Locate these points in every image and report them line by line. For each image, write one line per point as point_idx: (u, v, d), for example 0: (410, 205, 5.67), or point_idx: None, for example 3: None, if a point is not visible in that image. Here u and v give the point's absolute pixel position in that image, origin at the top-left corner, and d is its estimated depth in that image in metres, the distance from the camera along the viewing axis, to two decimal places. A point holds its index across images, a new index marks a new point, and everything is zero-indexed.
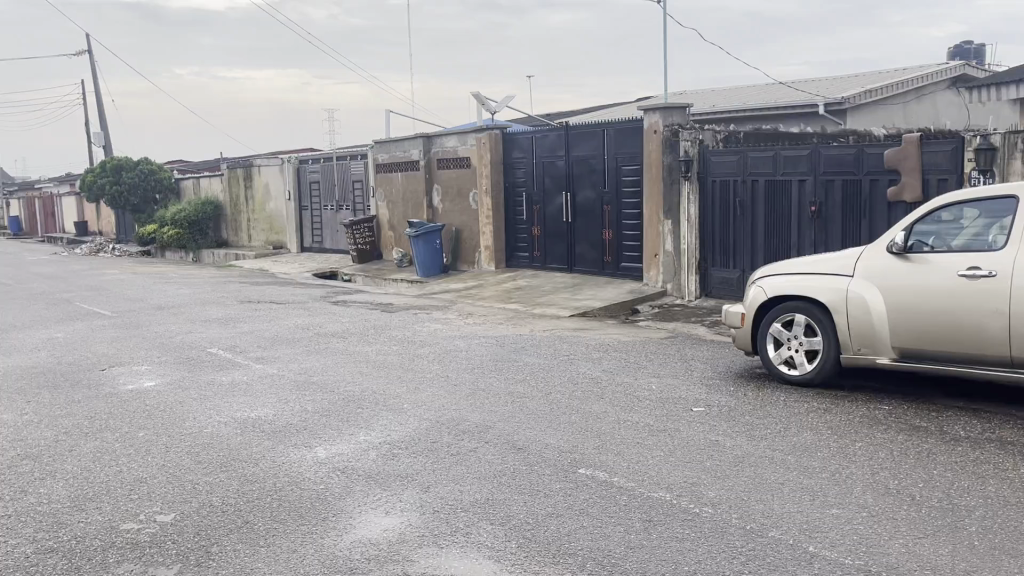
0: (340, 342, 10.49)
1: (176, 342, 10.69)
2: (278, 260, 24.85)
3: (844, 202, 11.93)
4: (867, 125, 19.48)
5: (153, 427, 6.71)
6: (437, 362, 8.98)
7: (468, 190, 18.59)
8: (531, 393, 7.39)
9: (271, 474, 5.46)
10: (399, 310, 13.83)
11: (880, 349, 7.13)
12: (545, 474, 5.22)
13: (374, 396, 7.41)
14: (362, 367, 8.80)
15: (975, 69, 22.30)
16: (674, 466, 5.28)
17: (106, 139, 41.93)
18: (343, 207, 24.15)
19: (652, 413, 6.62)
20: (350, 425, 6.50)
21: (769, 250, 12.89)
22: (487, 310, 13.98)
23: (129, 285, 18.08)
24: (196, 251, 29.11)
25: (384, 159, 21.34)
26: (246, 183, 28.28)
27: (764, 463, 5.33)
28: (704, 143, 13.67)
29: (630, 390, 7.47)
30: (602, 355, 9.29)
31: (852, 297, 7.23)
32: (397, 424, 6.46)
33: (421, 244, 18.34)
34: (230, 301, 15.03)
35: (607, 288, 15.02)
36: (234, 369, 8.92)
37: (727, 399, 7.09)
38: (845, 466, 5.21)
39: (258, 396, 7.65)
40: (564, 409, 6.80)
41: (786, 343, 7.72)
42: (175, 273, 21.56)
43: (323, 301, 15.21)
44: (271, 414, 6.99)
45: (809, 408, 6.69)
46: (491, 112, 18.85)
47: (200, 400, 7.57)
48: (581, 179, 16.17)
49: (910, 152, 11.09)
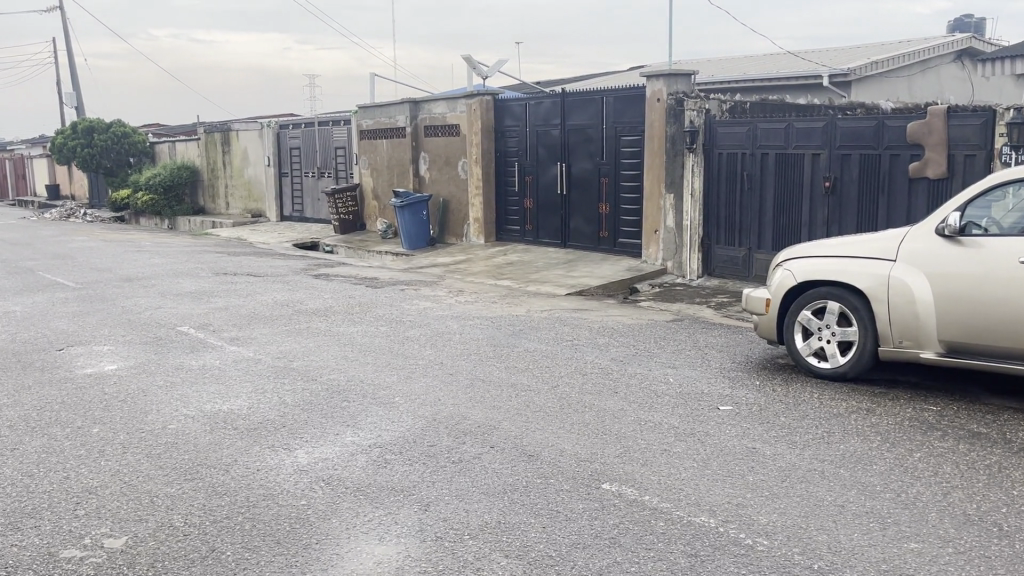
0: (323, 321, 9.67)
1: (143, 318, 9.82)
2: (258, 229, 23.90)
3: (862, 178, 11.21)
4: (873, 97, 18.75)
5: (110, 422, 5.89)
6: (430, 346, 8.23)
7: (457, 158, 17.70)
8: (537, 385, 6.64)
9: (244, 485, 4.69)
10: (386, 285, 13.01)
11: (925, 343, 6.45)
12: (564, 490, 4.48)
13: (361, 387, 6.63)
14: (347, 351, 8.02)
15: (980, 40, 21.55)
16: (713, 482, 4.57)
17: (79, 101, 40.50)
18: (325, 174, 23.15)
19: (674, 412, 5.91)
20: (336, 423, 5.72)
21: (779, 228, 12.17)
22: (478, 287, 13.19)
23: (98, 254, 17.10)
24: (171, 218, 28.08)
25: (369, 125, 20.35)
26: (223, 147, 27.16)
27: (815, 478, 4.63)
28: (709, 113, 12.86)
29: (647, 383, 6.72)
30: (608, 340, 8.55)
31: (894, 285, 6.52)
32: (388, 423, 5.69)
33: (407, 215, 17.47)
34: (205, 273, 14.15)
35: (604, 265, 14.25)
36: (205, 352, 8.09)
37: (756, 396, 6.38)
38: (911, 485, 4.53)
39: (231, 384, 6.85)
40: (575, 405, 6.06)
41: (816, 333, 7.02)
42: (147, 241, 20.56)
43: (303, 275, 14.32)
44: (246, 407, 6.19)
45: (849, 408, 5.99)
46: (482, 76, 17.90)
47: (166, 389, 6.75)
48: (577, 149, 15.33)
49: (935, 125, 10.38)
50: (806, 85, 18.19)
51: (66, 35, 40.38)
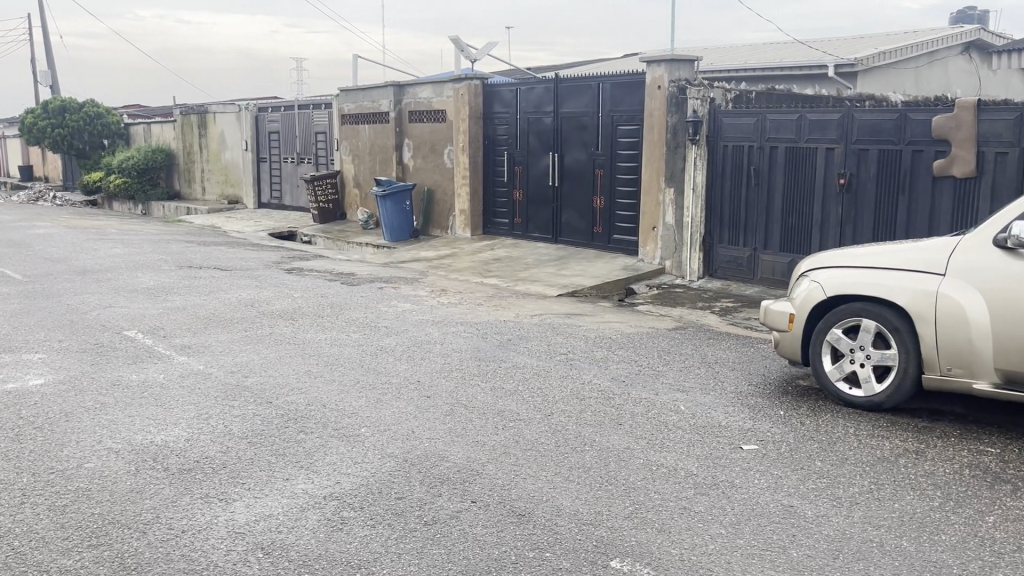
0: (288, 326, 8.69)
1: (87, 320, 8.79)
2: (233, 216, 22.83)
3: (880, 175, 10.30)
4: (879, 90, 17.87)
5: (15, 460, 4.89)
6: (406, 359, 7.29)
7: (443, 145, 16.71)
8: (527, 414, 5.70)
9: (163, 555, 3.75)
10: (363, 283, 12.03)
11: (978, 372, 5.56)
12: (562, 571, 3.56)
13: (322, 414, 5.68)
14: (312, 365, 7.05)
15: (990, 32, 20.67)
16: (749, 561, 3.66)
17: (54, 80, 39.12)
18: (305, 160, 22.08)
19: (691, 453, 5.00)
20: (287, 465, 4.78)
21: (787, 228, 11.25)
22: (462, 286, 12.22)
23: (57, 241, 16.00)
24: (144, 203, 26.92)
25: (350, 109, 19.33)
26: (199, 130, 26.02)
27: (875, 554, 3.73)
28: (714, 102, 11.92)
29: (656, 412, 5.80)
30: (606, 354, 7.63)
31: (943, 303, 5.63)
32: (351, 465, 4.76)
33: (389, 205, 16.50)
34: (168, 266, 13.09)
35: (598, 263, 13.34)
36: (149, 364, 7.09)
37: (783, 431, 5.47)
38: (995, 566, 3.63)
39: (171, 407, 5.87)
40: (572, 442, 5.14)
41: (847, 355, 6.11)
42: (112, 228, 19.40)
43: (275, 269, 13.29)
44: (183, 439, 5.22)
45: (895, 450, 5.09)
46: (470, 59, 16.89)
47: (94, 412, 5.76)
48: (570, 138, 14.38)
49: (964, 120, 9.47)
50: (809, 76, 17.29)
51: (41, 11, 38.93)
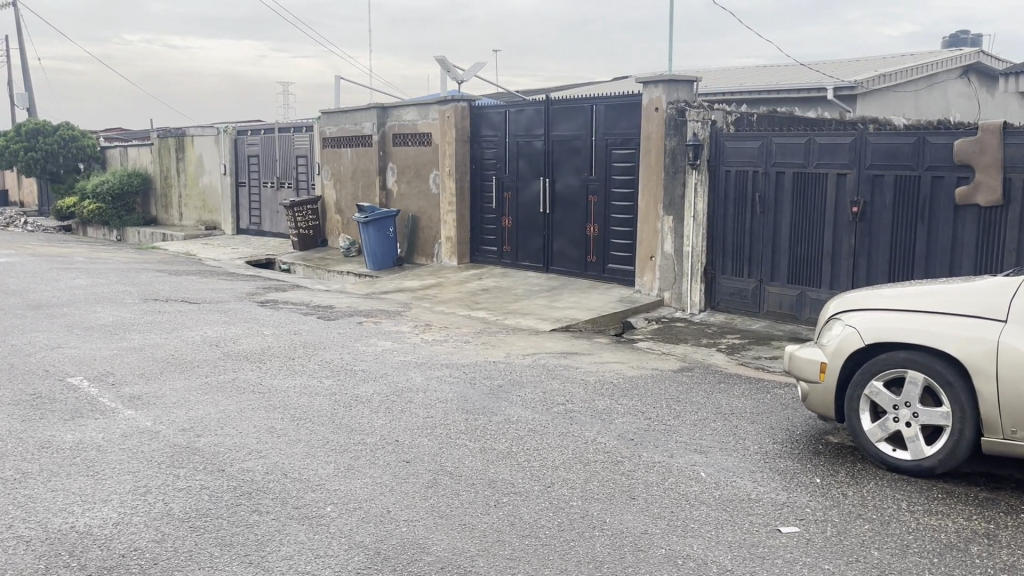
0: (254, 370, 7.81)
1: (28, 365, 7.86)
2: (210, 242, 21.93)
3: (897, 203, 9.55)
4: (879, 112, 17.29)
5: None
6: (383, 412, 6.43)
7: (428, 170, 15.95)
8: (524, 485, 4.87)
9: None
10: (341, 317, 11.17)
11: None
12: None
13: (281, 486, 4.82)
14: (276, 420, 6.17)
15: (989, 55, 20.25)
16: None
17: (33, 102, 38.24)
18: (285, 185, 21.26)
19: (721, 540, 4.16)
20: (233, 561, 3.91)
21: (796, 258, 10.50)
22: (448, 320, 11.39)
23: (17, 271, 15.04)
24: (119, 229, 25.96)
25: (332, 133, 18.57)
26: (177, 154, 25.16)
27: None
28: (715, 125, 11.20)
29: (674, 482, 4.97)
30: (609, 404, 6.80)
31: (1004, 354, 4.86)
32: (309, 562, 3.89)
33: (372, 232, 15.67)
34: (131, 299, 12.14)
35: (592, 295, 12.54)
36: (89, 420, 6.19)
37: (826, 506, 4.64)
38: None
39: (104, 478, 4.98)
40: (578, 525, 4.30)
41: (890, 411, 5.29)
42: (81, 256, 18.44)
43: (247, 301, 12.39)
44: (112, 523, 4.34)
45: (964, 534, 4.28)
46: (457, 80, 16.16)
47: (10, 487, 4.85)
48: (562, 162, 13.65)
49: (989, 143, 8.73)
50: (808, 99, 16.71)
51: (18, 34, 38.07)
